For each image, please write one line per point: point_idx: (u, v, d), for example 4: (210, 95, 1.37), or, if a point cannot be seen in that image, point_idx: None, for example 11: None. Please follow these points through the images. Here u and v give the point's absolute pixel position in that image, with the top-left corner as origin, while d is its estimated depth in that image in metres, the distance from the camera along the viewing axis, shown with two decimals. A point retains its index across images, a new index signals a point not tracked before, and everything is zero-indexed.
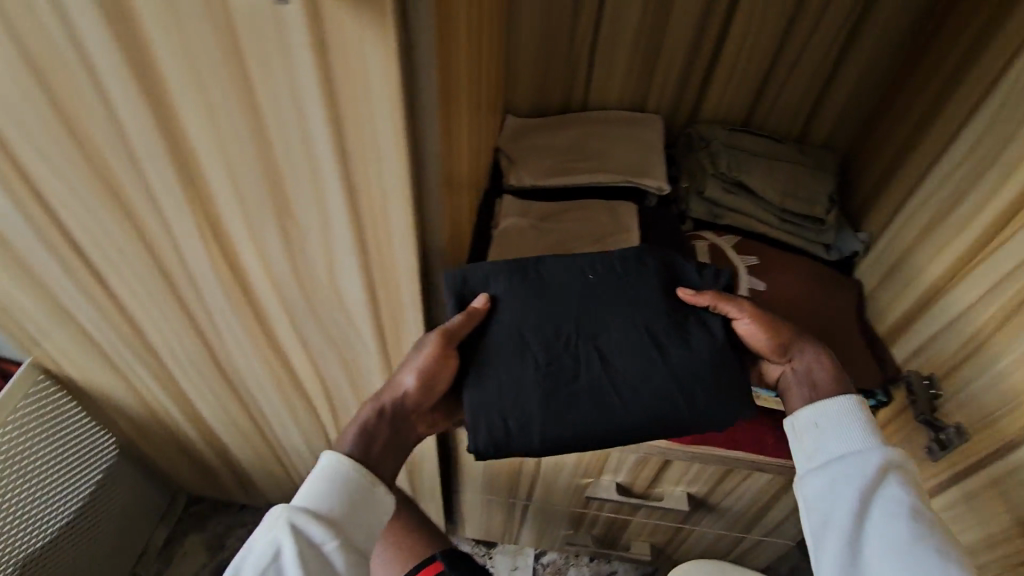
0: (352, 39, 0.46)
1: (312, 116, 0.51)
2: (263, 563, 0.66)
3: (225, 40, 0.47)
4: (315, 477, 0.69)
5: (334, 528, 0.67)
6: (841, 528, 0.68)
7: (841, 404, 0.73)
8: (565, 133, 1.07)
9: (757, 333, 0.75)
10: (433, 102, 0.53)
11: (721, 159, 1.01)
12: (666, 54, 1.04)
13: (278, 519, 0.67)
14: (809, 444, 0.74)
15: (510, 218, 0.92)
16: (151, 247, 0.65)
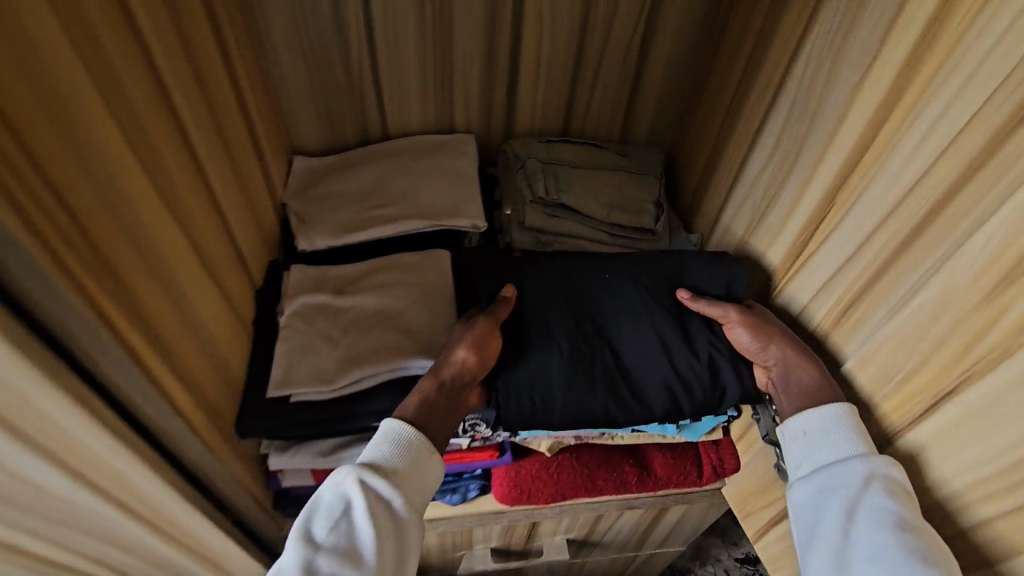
0: None
1: None
2: (330, 519, 0.62)
3: None
4: (382, 433, 0.65)
5: (406, 483, 0.64)
6: (826, 541, 0.59)
7: (823, 410, 0.62)
8: (364, 172, 0.92)
9: (743, 324, 0.70)
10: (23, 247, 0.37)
11: (538, 183, 0.90)
12: (459, 67, 0.91)
13: (347, 473, 0.63)
14: (796, 450, 0.64)
15: (298, 298, 0.76)
16: None
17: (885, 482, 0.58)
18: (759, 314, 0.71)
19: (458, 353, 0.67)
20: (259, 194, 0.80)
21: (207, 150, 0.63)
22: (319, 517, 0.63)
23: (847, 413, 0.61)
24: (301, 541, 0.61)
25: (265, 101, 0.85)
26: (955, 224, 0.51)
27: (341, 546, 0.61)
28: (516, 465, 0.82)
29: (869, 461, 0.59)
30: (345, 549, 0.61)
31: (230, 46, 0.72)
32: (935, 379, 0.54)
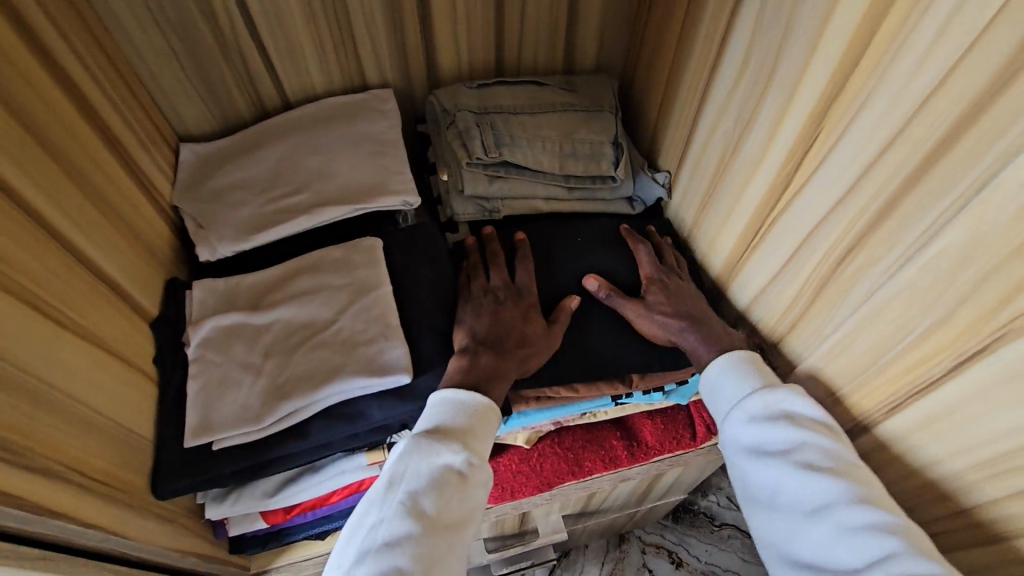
0: None
1: None
2: (434, 494, 0.59)
3: None
4: (475, 399, 0.62)
5: (491, 442, 0.65)
6: (750, 481, 0.61)
7: (731, 361, 0.65)
8: (266, 153, 0.76)
9: (649, 315, 0.68)
10: None
11: (473, 141, 0.76)
12: (358, 13, 0.75)
13: (453, 445, 0.60)
14: (709, 398, 0.66)
15: (205, 321, 0.64)
16: None
17: (788, 405, 0.61)
18: (660, 291, 0.69)
19: (536, 324, 0.67)
20: (135, 205, 0.65)
21: (24, 171, 0.49)
22: (413, 495, 0.59)
23: (748, 357, 0.65)
24: (407, 523, 0.57)
25: (120, 85, 0.68)
26: (995, 139, 0.42)
27: (454, 514, 0.60)
28: (493, 463, 0.75)
29: (772, 389, 0.62)
30: (455, 516, 0.60)
31: (43, 31, 0.55)
32: (963, 334, 0.48)
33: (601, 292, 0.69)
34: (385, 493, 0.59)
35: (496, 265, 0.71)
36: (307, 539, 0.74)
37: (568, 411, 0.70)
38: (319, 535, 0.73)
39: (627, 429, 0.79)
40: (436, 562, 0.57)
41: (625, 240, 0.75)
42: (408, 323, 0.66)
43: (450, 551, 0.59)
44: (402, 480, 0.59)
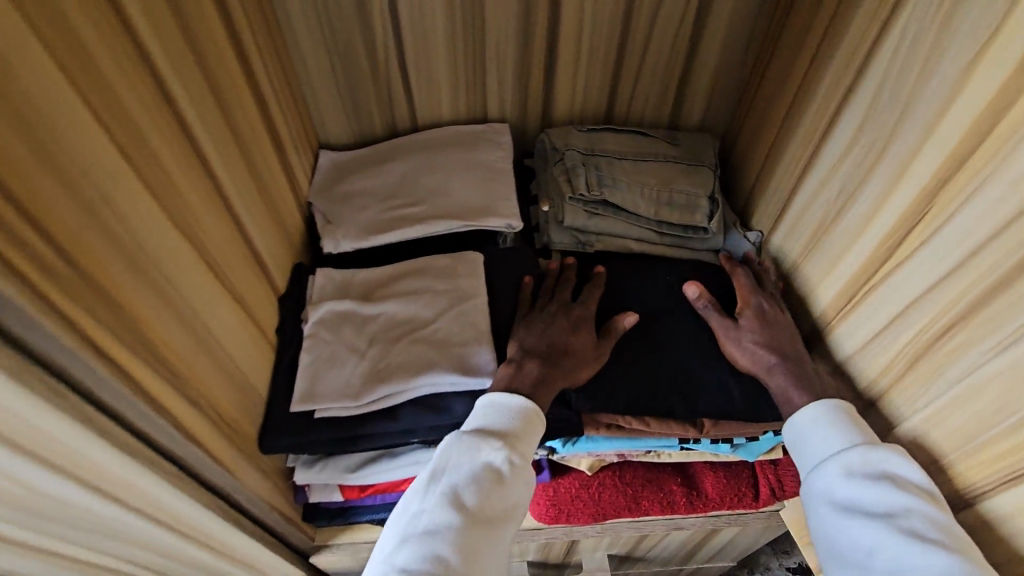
0: None
1: None
2: (475, 490, 0.62)
3: None
4: (522, 403, 0.63)
5: (535, 447, 0.65)
6: (840, 536, 0.59)
7: (824, 412, 0.64)
8: (392, 166, 0.86)
9: (737, 339, 0.70)
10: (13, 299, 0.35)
11: (578, 177, 0.82)
12: (493, 56, 0.84)
13: (495, 446, 0.62)
14: (799, 446, 0.65)
15: (323, 303, 0.72)
16: None
17: (892, 466, 0.60)
18: (756, 318, 0.71)
19: (592, 342, 0.69)
20: (282, 197, 0.75)
21: (218, 153, 0.59)
22: (455, 489, 0.62)
23: (848, 413, 0.64)
24: (449, 513, 0.60)
25: (288, 95, 0.79)
26: None
27: (493, 510, 0.62)
28: (554, 483, 0.76)
29: (875, 447, 0.61)
30: (494, 512, 0.62)
31: (247, 45, 0.67)
32: None
33: (702, 305, 0.73)
34: (429, 482, 0.63)
35: (564, 287, 0.74)
36: (368, 523, 0.79)
37: (634, 445, 0.72)
38: (381, 520, 0.78)
39: (688, 476, 0.79)
40: (475, 553, 0.60)
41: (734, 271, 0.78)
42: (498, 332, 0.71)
43: (488, 544, 0.61)
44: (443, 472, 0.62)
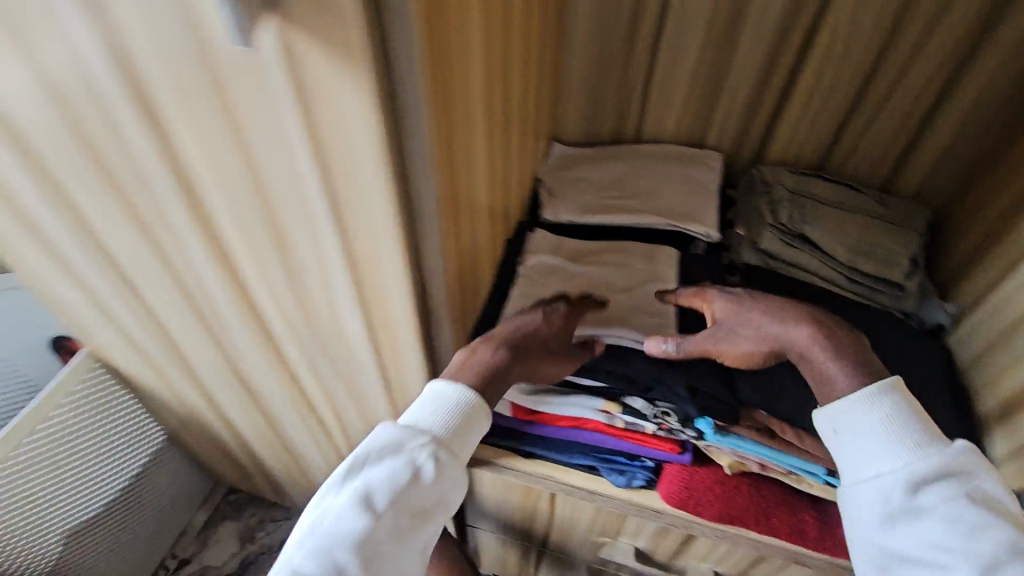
0: (328, 96, 0.44)
1: (307, 178, 0.51)
2: (389, 491, 0.60)
3: (218, 101, 0.47)
4: (464, 392, 0.66)
5: (471, 449, 0.66)
6: (905, 553, 0.58)
7: (877, 410, 0.60)
8: (613, 166, 1.00)
9: (729, 336, 0.69)
10: (428, 170, 0.51)
11: (782, 210, 0.90)
12: (728, 92, 0.95)
13: (420, 442, 0.62)
14: (857, 454, 0.61)
15: (538, 254, 0.87)
16: (172, 267, 0.70)
17: (958, 473, 0.58)
18: (728, 307, 0.70)
19: (567, 320, 0.76)
20: (526, 167, 0.93)
21: (513, 116, 0.76)
22: (369, 487, 0.60)
23: (907, 411, 0.60)
24: (360, 513, 0.59)
25: (550, 91, 0.98)
26: None
27: (407, 514, 0.61)
28: (691, 469, 0.82)
29: (943, 455, 0.58)
30: (410, 517, 0.61)
31: (544, 46, 0.86)
32: None
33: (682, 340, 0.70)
34: (344, 473, 0.62)
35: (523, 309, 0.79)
36: (515, 452, 0.91)
37: (780, 459, 0.76)
38: (529, 452, 0.89)
39: (825, 513, 0.80)
40: (378, 556, 0.59)
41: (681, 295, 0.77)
42: (682, 313, 0.79)
43: (394, 550, 0.60)
44: (364, 472, 0.62)
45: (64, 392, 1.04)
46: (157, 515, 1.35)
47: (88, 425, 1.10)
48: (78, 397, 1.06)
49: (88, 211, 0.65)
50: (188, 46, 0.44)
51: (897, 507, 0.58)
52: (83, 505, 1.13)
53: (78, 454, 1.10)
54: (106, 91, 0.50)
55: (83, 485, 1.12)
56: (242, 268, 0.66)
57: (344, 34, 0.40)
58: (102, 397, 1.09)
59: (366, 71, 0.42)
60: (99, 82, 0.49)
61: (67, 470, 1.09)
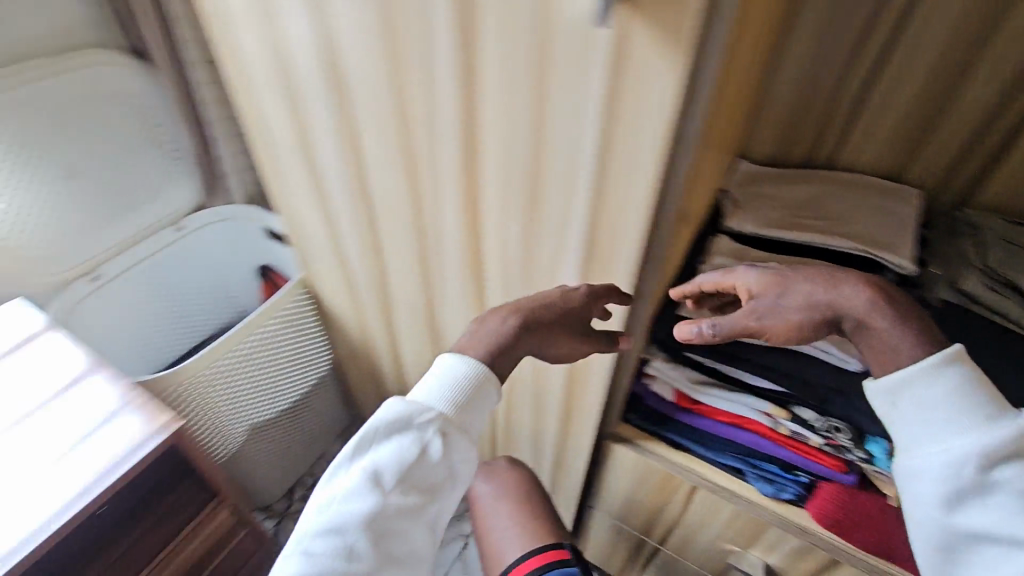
0: (637, 76, 0.52)
1: (586, 144, 0.60)
2: (397, 468, 0.68)
3: (536, 71, 0.58)
4: (473, 366, 0.73)
5: (479, 420, 0.74)
6: (970, 528, 0.57)
7: (942, 380, 0.59)
8: (802, 188, 1.02)
9: (774, 310, 0.65)
10: (692, 151, 0.58)
11: (989, 253, 0.89)
12: (947, 130, 0.94)
13: (428, 417, 0.70)
14: (921, 429, 0.60)
15: (720, 256, 0.91)
16: (421, 209, 0.83)
17: None
18: (766, 283, 0.66)
19: (587, 297, 0.73)
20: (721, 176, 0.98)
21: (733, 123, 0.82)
22: (380, 467, 0.68)
23: (975, 383, 0.58)
24: (371, 489, 0.67)
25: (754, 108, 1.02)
26: None
27: (417, 488, 0.69)
28: (851, 493, 0.81)
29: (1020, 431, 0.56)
30: (419, 491, 0.69)
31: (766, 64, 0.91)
32: None
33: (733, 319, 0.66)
34: (351, 454, 0.69)
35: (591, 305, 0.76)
36: (664, 439, 0.96)
37: None
38: (679, 443, 0.94)
39: None
40: (390, 528, 0.66)
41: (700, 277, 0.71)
42: None
43: (404, 523, 0.68)
44: (372, 453, 0.69)
45: (277, 306, 1.22)
46: (308, 435, 1.53)
47: (285, 339, 1.28)
48: (285, 313, 1.24)
49: (373, 151, 0.81)
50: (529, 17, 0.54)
51: (961, 482, 0.57)
52: (265, 408, 1.31)
53: (272, 362, 1.28)
54: (439, 56, 0.63)
55: (270, 390, 1.31)
56: (483, 218, 0.78)
57: (676, 25, 0.48)
58: (301, 317, 1.28)
59: (682, 58, 0.49)
60: (438, 49, 0.62)
61: (263, 373, 1.27)
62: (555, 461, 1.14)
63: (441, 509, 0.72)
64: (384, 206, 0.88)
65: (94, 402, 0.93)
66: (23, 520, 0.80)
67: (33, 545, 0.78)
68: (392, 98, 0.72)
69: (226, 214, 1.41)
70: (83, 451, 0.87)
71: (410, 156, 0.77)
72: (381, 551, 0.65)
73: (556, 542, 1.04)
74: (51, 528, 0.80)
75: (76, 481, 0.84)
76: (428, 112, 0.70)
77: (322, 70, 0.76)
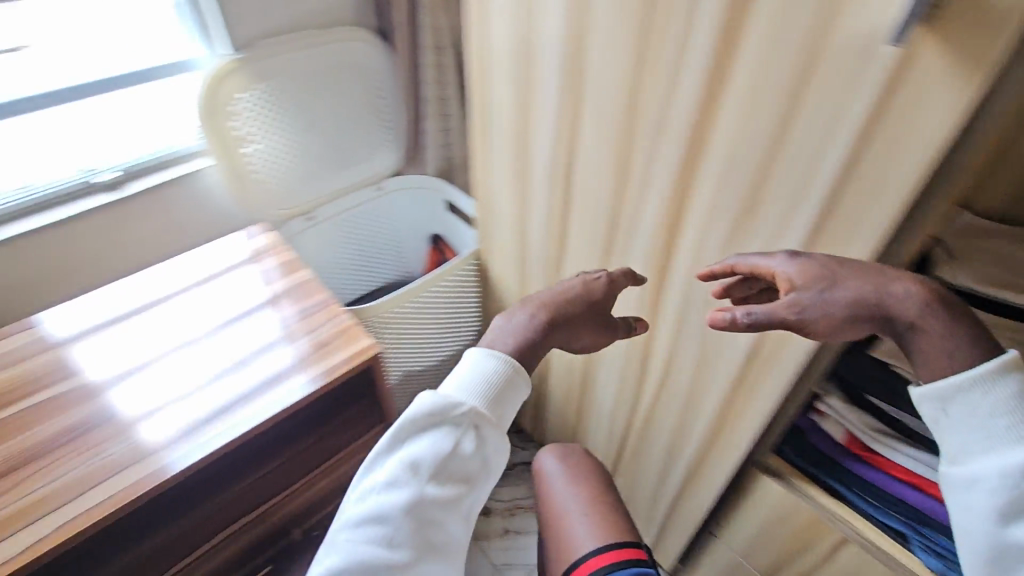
0: (912, 101, 0.53)
1: (829, 161, 0.61)
2: (432, 463, 0.66)
3: (793, 86, 0.60)
4: (505, 362, 0.73)
5: (512, 413, 0.73)
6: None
7: (1000, 388, 0.57)
8: None
9: (819, 306, 0.62)
10: (951, 185, 0.56)
11: None
12: None
13: (463, 411, 0.69)
14: (971, 441, 0.59)
15: None
16: (621, 206, 0.88)
17: None
18: (811, 280, 0.63)
19: (600, 284, 0.84)
20: None
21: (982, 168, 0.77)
22: (414, 462, 0.66)
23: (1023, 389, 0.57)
24: (405, 483, 0.65)
25: None
26: None
27: (451, 484, 0.68)
28: None
29: None
30: (454, 486, 0.68)
31: None
32: None
33: (773, 310, 0.63)
34: (385, 447, 0.68)
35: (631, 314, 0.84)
36: (820, 483, 0.91)
37: None
38: (837, 489, 0.89)
39: None
40: (426, 522, 0.65)
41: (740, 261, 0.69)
42: None
43: (439, 519, 0.66)
44: (404, 447, 0.68)
45: (451, 270, 1.33)
46: None
47: (448, 302, 1.39)
48: (455, 278, 1.35)
49: (587, 145, 0.87)
50: (798, 37, 0.57)
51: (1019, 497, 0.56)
52: (416, 361, 1.42)
53: (433, 321, 1.38)
54: (689, 65, 0.67)
55: (424, 346, 1.41)
56: (685, 222, 0.80)
57: (976, 58, 0.48)
58: (465, 284, 1.39)
59: (973, 90, 0.49)
60: (690, 58, 0.66)
61: (423, 329, 1.37)
62: (685, 482, 1.12)
63: (474, 500, 0.71)
64: (583, 198, 0.94)
65: (254, 343, 1.03)
66: (191, 431, 0.90)
67: (189, 455, 0.87)
68: (626, 99, 0.77)
69: (418, 183, 1.58)
70: (232, 384, 0.96)
71: (625, 154, 0.82)
72: (420, 537, 0.64)
73: (631, 538, 1.01)
74: (202, 443, 0.89)
75: (228, 411, 0.92)
76: (659, 116, 0.74)
77: (564, 68, 0.84)
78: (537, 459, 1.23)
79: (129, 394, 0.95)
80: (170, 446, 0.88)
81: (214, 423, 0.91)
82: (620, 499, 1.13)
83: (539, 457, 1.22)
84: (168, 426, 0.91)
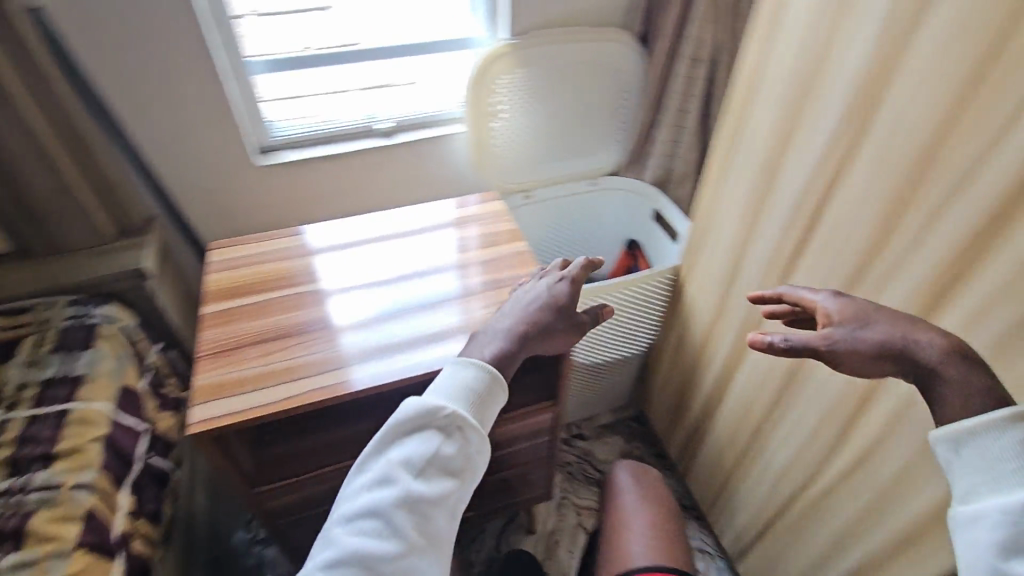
0: None
1: None
2: (421, 462, 0.77)
3: None
4: (484, 371, 0.84)
5: (488, 419, 0.84)
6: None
7: (1008, 434, 0.57)
8: None
9: (849, 341, 0.68)
10: None
11: None
12: None
13: (446, 414, 0.79)
14: (978, 472, 0.58)
15: None
16: (874, 258, 0.82)
17: None
18: (839, 317, 0.70)
19: (571, 292, 0.94)
20: None
21: None
22: (404, 461, 0.77)
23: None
24: (397, 480, 0.75)
25: None
26: None
27: (438, 481, 0.78)
28: None
29: None
30: (441, 481, 0.78)
31: None
32: None
33: (804, 341, 0.69)
34: (375, 448, 0.79)
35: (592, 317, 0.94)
36: None
37: None
38: None
39: None
40: (419, 513, 0.75)
41: (785, 295, 0.78)
42: None
43: (430, 511, 0.76)
44: (392, 448, 0.79)
45: (650, 277, 1.32)
46: (591, 400, 1.62)
47: (636, 309, 1.38)
48: (651, 286, 1.34)
49: (853, 186, 0.82)
50: None
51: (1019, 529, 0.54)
52: (587, 355, 1.43)
53: (617, 323, 1.38)
54: None
55: (599, 344, 1.42)
56: (955, 293, 0.72)
57: None
58: (658, 296, 1.37)
59: None
60: None
61: (605, 328, 1.38)
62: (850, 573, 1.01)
63: (457, 498, 0.81)
64: (824, 243, 0.89)
65: (438, 300, 1.09)
66: (379, 355, 0.99)
67: (374, 372, 0.96)
68: (924, 147, 0.71)
69: (635, 187, 1.60)
70: (414, 325, 1.04)
71: (901, 204, 0.76)
72: (411, 527, 0.74)
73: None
74: (382, 367, 0.97)
75: (408, 347, 1.00)
76: (964, 171, 0.67)
77: (848, 106, 0.80)
78: (613, 471, 1.32)
79: (344, 305, 1.08)
80: (358, 360, 0.98)
81: (393, 354, 0.99)
82: (683, 537, 1.19)
83: (615, 470, 1.31)
84: (357, 344, 1.00)
